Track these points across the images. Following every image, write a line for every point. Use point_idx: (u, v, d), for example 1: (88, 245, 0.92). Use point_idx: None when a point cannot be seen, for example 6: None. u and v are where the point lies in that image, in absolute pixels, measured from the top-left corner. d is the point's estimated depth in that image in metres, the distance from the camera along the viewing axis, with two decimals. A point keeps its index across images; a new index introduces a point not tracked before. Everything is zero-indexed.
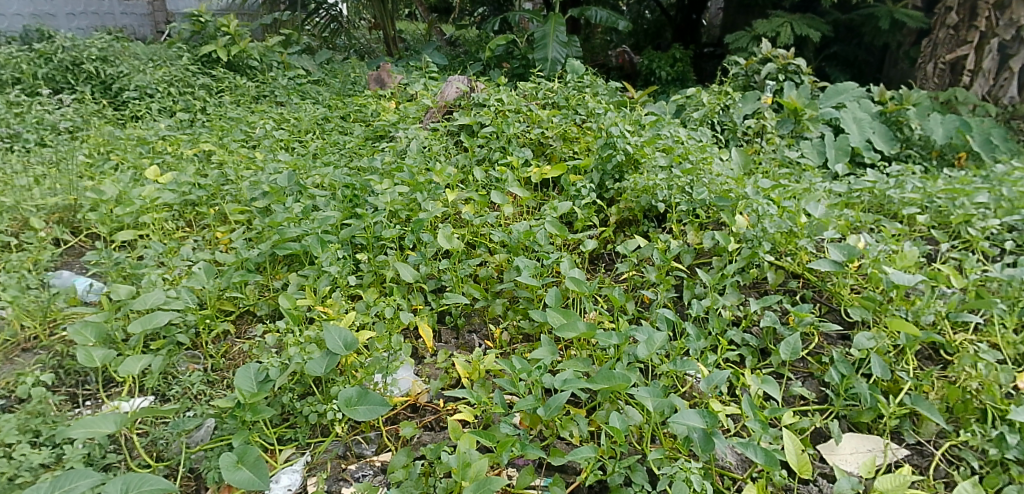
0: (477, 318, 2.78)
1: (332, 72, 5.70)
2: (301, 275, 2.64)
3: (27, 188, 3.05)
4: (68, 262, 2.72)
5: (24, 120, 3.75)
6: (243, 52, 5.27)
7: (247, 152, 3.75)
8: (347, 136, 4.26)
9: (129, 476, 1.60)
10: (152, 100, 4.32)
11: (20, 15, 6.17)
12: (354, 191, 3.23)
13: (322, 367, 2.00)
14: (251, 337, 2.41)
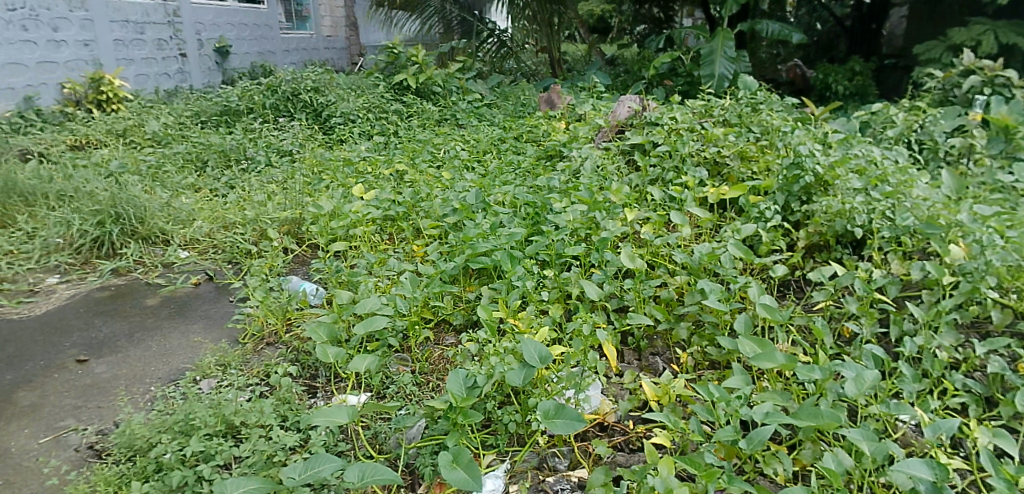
0: (660, 342, 2.67)
1: (503, 94, 5.94)
2: (492, 288, 2.73)
3: (263, 203, 3.52)
4: (296, 269, 3.09)
5: (257, 144, 4.30)
6: (428, 80, 5.70)
7: (434, 173, 4.01)
8: (521, 156, 4.41)
9: (363, 465, 1.76)
10: (354, 125, 4.79)
11: (249, 54, 6.88)
12: (535, 209, 3.34)
13: (520, 379, 2.05)
14: (449, 344, 2.57)
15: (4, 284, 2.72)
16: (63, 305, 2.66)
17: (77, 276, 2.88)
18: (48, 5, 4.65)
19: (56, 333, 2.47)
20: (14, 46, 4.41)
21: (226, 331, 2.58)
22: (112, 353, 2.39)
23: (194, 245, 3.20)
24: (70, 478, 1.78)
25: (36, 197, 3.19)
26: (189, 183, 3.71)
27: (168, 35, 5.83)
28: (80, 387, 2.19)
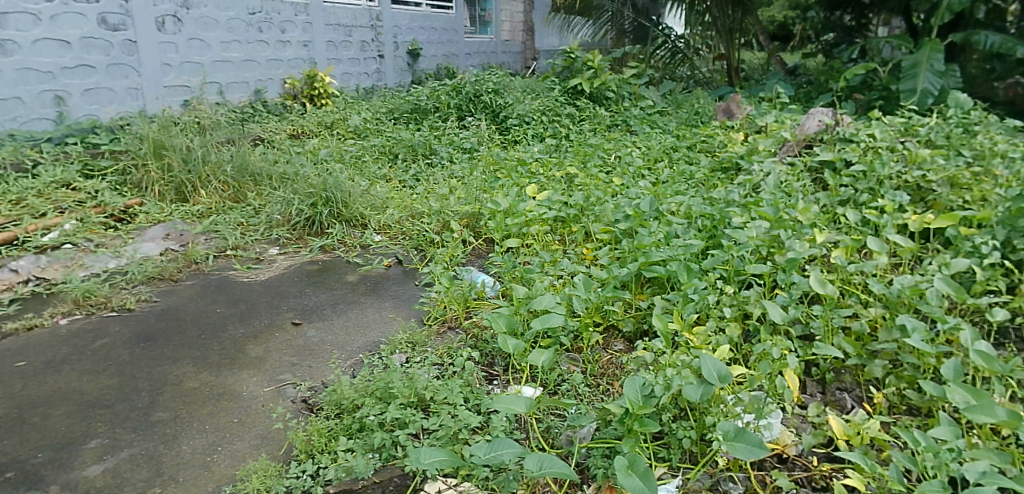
0: (849, 376, 2.44)
1: (675, 102, 5.81)
2: (667, 299, 2.66)
3: (445, 196, 3.76)
4: (473, 261, 3.26)
5: (441, 141, 4.59)
6: (603, 85, 5.73)
7: (605, 177, 4.00)
8: (694, 166, 4.23)
9: (542, 455, 1.80)
10: (528, 126, 4.94)
11: (436, 56, 7.40)
12: (712, 222, 3.21)
13: (697, 395, 1.97)
14: (619, 350, 2.56)
15: (237, 251, 3.15)
16: (282, 273, 3.04)
17: (292, 249, 3.28)
18: (279, 9, 5.33)
19: (276, 298, 2.82)
20: (252, 45, 5.11)
21: (413, 312, 2.80)
22: (320, 319, 2.70)
23: (386, 230, 3.52)
24: (291, 425, 2.04)
25: (262, 178, 3.67)
26: (382, 174, 4.07)
27: (371, 38, 6.39)
28: (295, 347, 2.49)
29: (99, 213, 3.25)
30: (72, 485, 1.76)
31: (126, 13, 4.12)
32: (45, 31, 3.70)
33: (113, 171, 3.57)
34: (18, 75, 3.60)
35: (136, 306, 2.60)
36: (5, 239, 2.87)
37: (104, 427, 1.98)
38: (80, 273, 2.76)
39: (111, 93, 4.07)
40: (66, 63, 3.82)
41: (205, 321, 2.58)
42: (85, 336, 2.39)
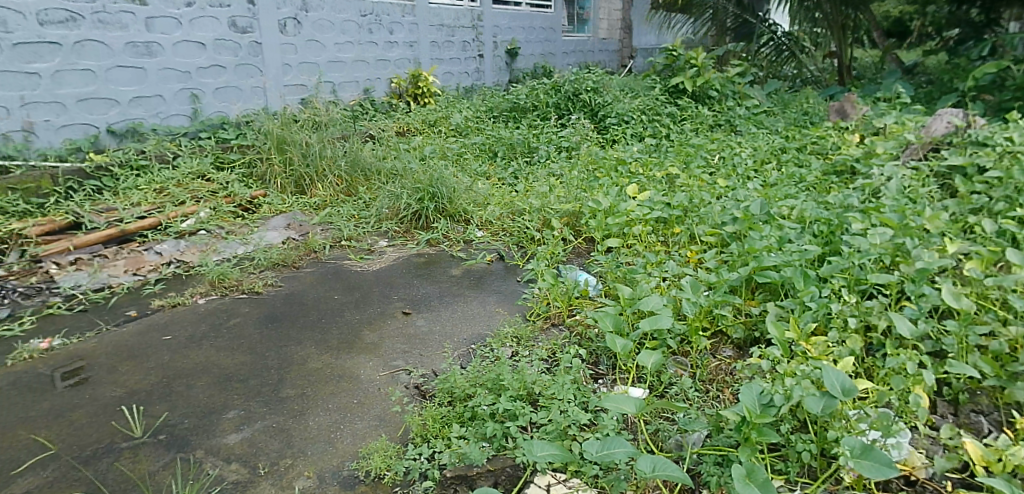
0: (986, 398, 2.26)
1: (781, 102, 5.58)
2: (780, 306, 2.55)
3: (546, 194, 3.78)
4: (574, 259, 3.27)
5: (540, 139, 4.62)
6: (706, 83, 5.59)
7: (709, 178, 3.89)
8: (804, 169, 4.03)
9: (655, 457, 1.76)
10: (628, 126, 4.89)
11: (533, 55, 7.49)
12: (829, 227, 3.05)
13: (820, 407, 1.89)
14: (728, 357, 2.49)
15: (350, 242, 3.33)
16: (392, 264, 3.18)
17: (401, 241, 3.42)
18: (389, 11, 5.55)
19: (386, 288, 2.95)
20: (363, 46, 5.35)
21: (516, 308, 2.85)
22: (428, 310, 2.79)
23: (488, 226, 3.60)
24: (406, 408, 2.14)
25: (372, 173, 3.85)
26: (483, 171, 4.17)
27: (472, 38, 6.54)
28: (406, 336, 2.59)
29: (229, 203, 3.53)
30: (215, 451, 1.91)
31: (253, 17, 4.42)
32: (185, 34, 4.05)
33: (240, 164, 3.86)
34: (161, 75, 3.94)
35: (263, 290, 2.80)
36: (152, 224, 3.20)
37: (240, 399, 2.14)
38: (214, 258, 3.01)
39: (239, 91, 4.39)
40: (201, 63, 4.15)
41: (324, 307, 2.74)
42: (220, 315, 2.60)
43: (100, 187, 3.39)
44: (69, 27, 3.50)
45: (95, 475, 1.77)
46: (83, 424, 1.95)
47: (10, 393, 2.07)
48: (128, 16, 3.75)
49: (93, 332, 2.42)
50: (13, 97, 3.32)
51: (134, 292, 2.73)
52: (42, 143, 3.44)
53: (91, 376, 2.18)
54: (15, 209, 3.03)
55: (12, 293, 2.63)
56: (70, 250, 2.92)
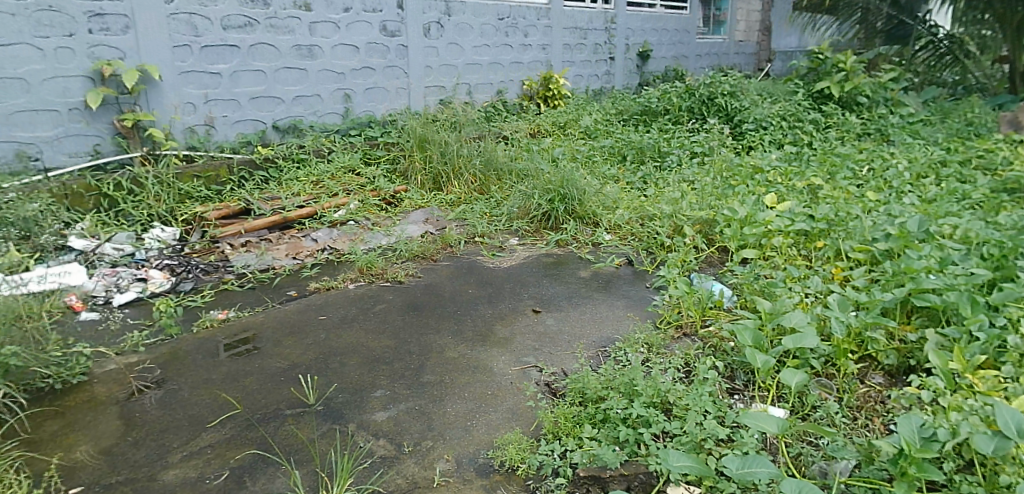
0: None
1: (942, 110, 5.10)
2: (941, 333, 2.35)
3: (678, 199, 3.70)
4: (705, 268, 3.19)
5: (671, 144, 4.56)
6: (855, 89, 5.25)
7: (857, 190, 3.64)
8: (969, 185, 3.66)
9: (800, 481, 1.67)
10: (765, 132, 4.69)
11: (665, 58, 7.38)
12: (1003, 250, 2.75)
13: (993, 447, 1.72)
14: (877, 384, 2.33)
15: (483, 239, 3.47)
16: (522, 262, 3.27)
17: (530, 241, 3.51)
18: (525, 14, 5.68)
19: (518, 285, 3.04)
20: (499, 49, 5.53)
21: (646, 314, 2.83)
22: (558, 310, 2.84)
23: (617, 229, 3.59)
24: (539, 404, 2.19)
25: (505, 173, 4.01)
26: (612, 174, 4.18)
27: (604, 40, 6.55)
28: (537, 333, 2.65)
29: (375, 196, 3.83)
30: (364, 426, 2.06)
31: (402, 21, 4.70)
32: (342, 38, 4.38)
33: (386, 160, 4.22)
34: (319, 75, 4.30)
35: (405, 279, 2.99)
36: (309, 213, 3.55)
37: (386, 380, 2.30)
38: (362, 247, 3.26)
39: (385, 92, 4.69)
40: (354, 65, 4.48)
41: (459, 299, 2.87)
42: (368, 301, 2.80)
43: (266, 178, 3.87)
44: (246, 32, 3.91)
45: (265, 436, 1.97)
46: (255, 389, 2.18)
47: (196, 355, 2.35)
48: (295, 21, 4.12)
49: (261, 308, 2.70)
50: (199, 94, 3.76)
51: (294, 275, 3.01)
52: (220, 136, 3.88)
53: (260, 347, 2.43)
54: (198, 194, 3.56)
55: (195, 268, 3.00)
56: (242, 233, 3.34)
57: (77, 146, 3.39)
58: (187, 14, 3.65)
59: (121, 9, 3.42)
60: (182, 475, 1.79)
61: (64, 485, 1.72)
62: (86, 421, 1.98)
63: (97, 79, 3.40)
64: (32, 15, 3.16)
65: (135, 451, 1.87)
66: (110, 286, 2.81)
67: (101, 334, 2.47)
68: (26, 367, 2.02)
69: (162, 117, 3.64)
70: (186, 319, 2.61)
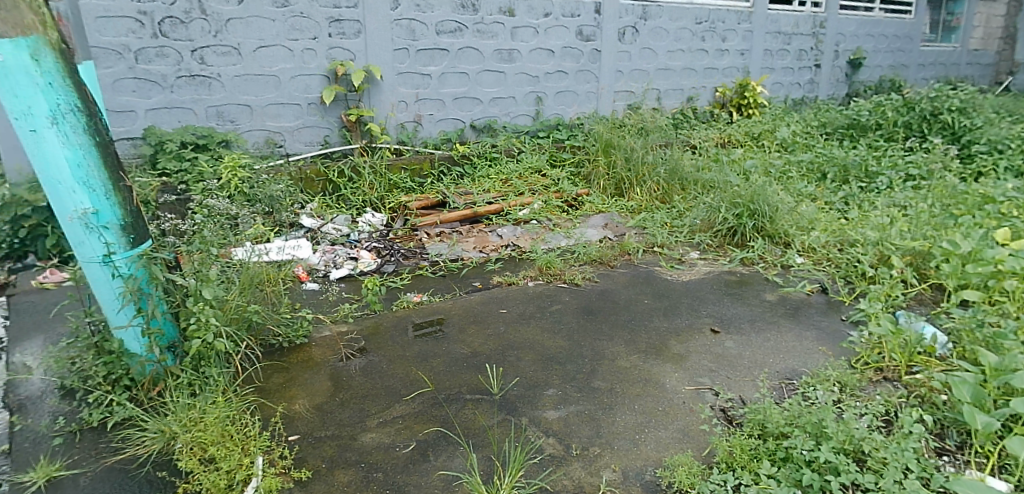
0: None
1: None
2: None
3: (885, 226, 3.33)
4: (914, 307, 2.85)
5: (881, 163, 4.13)
6: None
7: None
8: None
9: None
10: (1002, 156, 4.06)
11: (880, 66, 6.69)
12: None
13: None
14: None
15: (662, 249, 3.42)
16: (703, 278, 3.16)
17: (713, 256, 3.38)
18: (724, 18, 5.46)
19: (696, 301, 2.94)
20: (693, 54, 5.40)
21: (839, 349, 2.59)
22: (738, 332, 2.71)
23: (810, 253, 3.33)
24: (714, 430, 2.10)
25: (689, 183, 3.93)
26: (809, 192, 3.88)
27: (810, 46, 6.07)
28: (715, 355, 2.54)
29: (558, 198, 4.00)
30: (536, 422, 2.11)
31: (597, 25, 4.84)
32: (540, 42, 4.65)
33: (571, 163, 4.38)
34: (516, 78, 4.63)
35: (581, 282, 3.05)
36: (496, 210, 3.81)
37: (558, 380, 2.34)
38: (542, 246, 3.41)
39: (575, 95, 4.91)
40: (548, 69, 4.74)
41: (634, 308, 2.86)
42: (544, 300, 2.89)
43: (461, 173, 4.20)
44: (455, 36, 4.33)
45: (448, 416, 2.11)
46: (441, 370, 2.35)
47: (392, 332, 2.61)
48: (499, 26, 4.46)
49: (450, 296, 2.93)
50: (411, 93, 4.27)
51: (479, 267, 3.24)
52: (425, 133, 4.38)
53: (447, 331, 2.63)
54: (404, 186, 3.97)
55: (397, 253, 3.36)
56: (437, 224, 3.68)
57: (312, 137, 4.06)
58: (408, 20, 4.14)
59: (355, 16, 3.98)
60: (377, 439, 1.98)
61: (285, 431, 2.00)
62: (305, 377, 2.28)
63: (332, 78, 4.01)
64: (288, 21, 3.82)
65: (341, 411, 2.11)
66: (329, 261, 3.23)
67: (320, 302, 2.86)
68: (263, 324, 2.41)
69: (380, 113, 4.20)
70: (387, 298, 2.92)
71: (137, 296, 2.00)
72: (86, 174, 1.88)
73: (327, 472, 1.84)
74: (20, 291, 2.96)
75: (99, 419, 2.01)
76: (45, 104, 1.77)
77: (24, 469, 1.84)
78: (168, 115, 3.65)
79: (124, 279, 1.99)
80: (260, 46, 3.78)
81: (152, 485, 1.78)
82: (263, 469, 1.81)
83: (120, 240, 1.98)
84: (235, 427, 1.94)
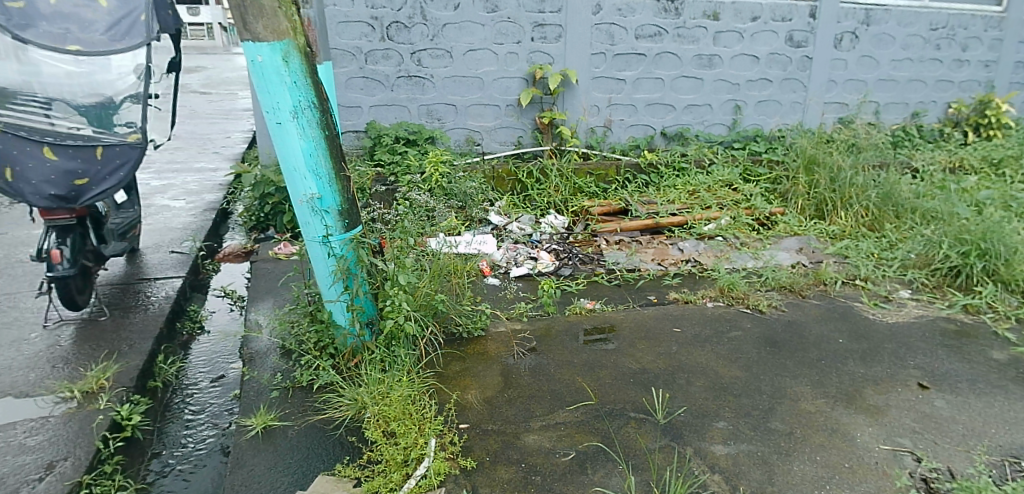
0: None
1: None
2: None
3: None
4: None
5: None
6: None
7: None
8: None
9: None
10: None
11: None
12: None
13: None
14: None
15: (865, 283, 3.08)
16: (913, 322, 2.78)
17: (928, 298, 2.96)
18: (968, 24, 4.72)
19: (903, 349, 2.59)
20: (924, 64, 4.75)
21: None
22: (953, 392, 2.33)
23: None
24: None
25: (905, 210, 3.53)
26: None
27: None
28: (922, 414, 2.22)
29: (749, 214, 3.81)
30: (702, 454, 2.00)
31: (811, 30, 4.45)
32: (744, 48, 4.40)
33: (767, 178, 4.15)
34: (714, 85, 4.44)
35: (766, 311, 2.85)
36: (680, 222, 3.72)
37: (730, 413, 2.19)
38: (726, 266, 3.28)
39: (778, 105, 4.59)
40: (750, 76, 4.48)
41: (825, 347, 2.60)
42: (723, 324, 2.76)
43: (647, 181, 4.17)
44: (655, 40, 4.26)
45: (609, 431, 2.09)
46: (607, 383, 2.34)
47: (563, 337, 2.66)
48: (701, 31, 4.30)
49: (623, 307, 2.94)
50: (604, 98, 4.31)
51: (656, 280, 3.22)
52: (615, 137, 4.42)
53: (618, 344, 2.61)
54: (589, 190, 4.02)
55: (575, 257, 3.43)
56: (617, 231, 3.67)
57: (507, 136, 4.28)
58: (608, 24, 4.16)
59: (558, 20, 4.09)
60: (539, 442, 2.03)
61: (457, 418, 2.13)
62: (480, 369, 2.42)
63: (530, 80, 4.17)
64: (496, 26, 4.04)
65: (508, 408, 2.20)
66: (511, 259, 3.39)
67: (500, 298, 3.02)
68: (447, 313, 2.59)
69: (572, 116, 4.31)
70: (562, 302, 3.00)
71: (345, 275, 2.26)
72: (316, 164, 2.12)
73: (490, 466, 1.93)
74: (261, 258, 3.51)
75: (308, 379, 2.32)
76: (290, 100, 2.02)
77: (248, 413, 2.18)
78: (387, 112, 4.08)
79: (337, 259, 2.24)
80: (469, 49, 4.05)
81: (344, 447, 2.01)
82: (435, 451, 1.94)
83: (337, 224, 2.22)
84: (414, 406, 2.11)
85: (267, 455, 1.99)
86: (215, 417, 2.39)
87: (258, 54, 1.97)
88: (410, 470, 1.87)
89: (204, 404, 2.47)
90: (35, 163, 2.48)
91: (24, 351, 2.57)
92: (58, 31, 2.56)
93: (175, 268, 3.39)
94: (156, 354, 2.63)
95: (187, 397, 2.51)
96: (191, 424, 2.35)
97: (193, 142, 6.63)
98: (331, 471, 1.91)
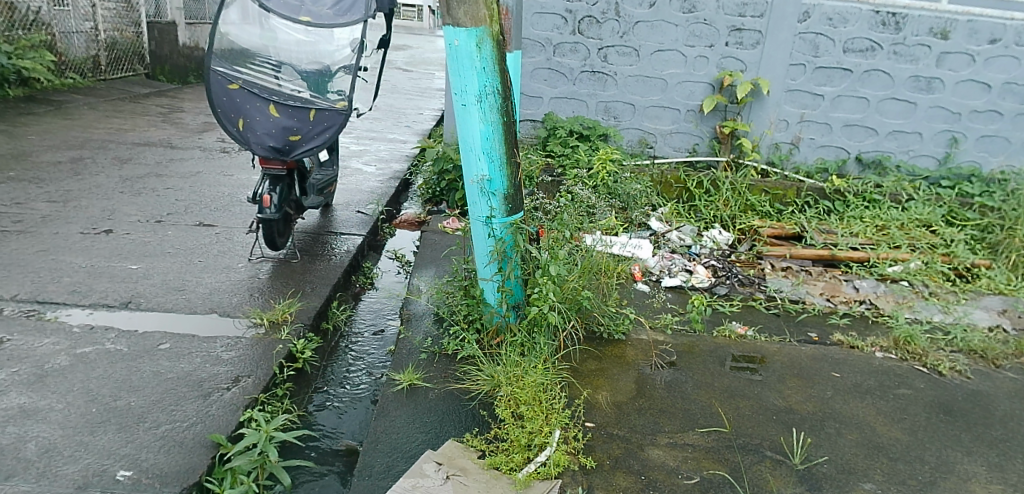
0: None
1: None
2: None
3: None
4: None
5: None
6: None
7: None
8: None
9: None
10: None
11: None
12: None
13: None
14: None
15: None
16: None
17: None
18: None
19: None
20: None
21: None
22: None
23: None
24: None
25: None
26: None
27: None
28: None
29: (945, 262, 3.37)
30: None
31: None
32: (974, 73, 3.86)
33: (975, 224, 3.66)
34: (929, 112, 3.95)
35: (946, 373, 2.51)
36: (860, 258, 3.39)
37: (881, 476, 1.98)
38: (906, 315, 2.94)
39: (1005, 143, 3.98)
40: (977, 106, 3.92)
41: (1015, 428, 2.23)
42: (891, 379, 2.48)
43: (830, 208, 3.83)
44: (866, 56, 3.87)
45: (740, 464, 1.98)
46: (745, 414, 2.22)
47: (707, 358, 2.56)
48: (923, 49, 3.83)
49: (778, 338, 2.76)
50: (796, 113, 4.03)
51: (821, 317, 2.97)
52: (801, 157, 4.13)
53: (765, 376, 2.46)
54: (761, 209, 3.80)
55: (734, 277, 3.27)
56: (786, 257, 3.44)
57: (682, 143, 4.17)
58: (814, 34, 3.86)
59: (758, 26, 3.88)
60: (663, 458, 2.00)
61: (584, 416, 2.16)
62: (614, 372, 2.42)
63: (717, 87, 4.00)
64: (689, 27, 3.92)
65: (637, 417, 2.18)
66: (664, 268, 3.32)
67: (647, 305, 2.98)
68: (591, 310, 2.61)
69: (757, 129, 4.09)
70: (712, 322, 2.89)
71: (501, 256, 2.36)
72: (491, 148, 2.23)
73: (609, 470, 1.93)
74: (430, 229, 3.78)
75: (453, 349, 2.48)
76: (477, 84, 2.14)
77: (399, 369, 2.39)
78: (567, 105, 4.17)
79: (495, 240, 2.35)
80: (658, 50, 3.99)
81: (474, 419, 2.13)
82: (558, 443, 1.99)
83: (501, 207, 2.32)
84: (545, 395, 2.17)
85: (408, 411, 2.17)
86: (371, 366, 2.66)
87: (455, 38, 2.11)
88: (532, 455, 1.94)
89: (364, 352, 2.75)
90: (261, 118, 2.89)
91: (231, 277, 3.03)
92: (295, 2, 2.94)
93: (358, 227, 3.77)
94: (332, 300, 2.98)
95: (351, 343, 2.81)
96: (351, 368, 2.63)
97: (389, 115, 7.24)
98: (459, 439, 2.03)
